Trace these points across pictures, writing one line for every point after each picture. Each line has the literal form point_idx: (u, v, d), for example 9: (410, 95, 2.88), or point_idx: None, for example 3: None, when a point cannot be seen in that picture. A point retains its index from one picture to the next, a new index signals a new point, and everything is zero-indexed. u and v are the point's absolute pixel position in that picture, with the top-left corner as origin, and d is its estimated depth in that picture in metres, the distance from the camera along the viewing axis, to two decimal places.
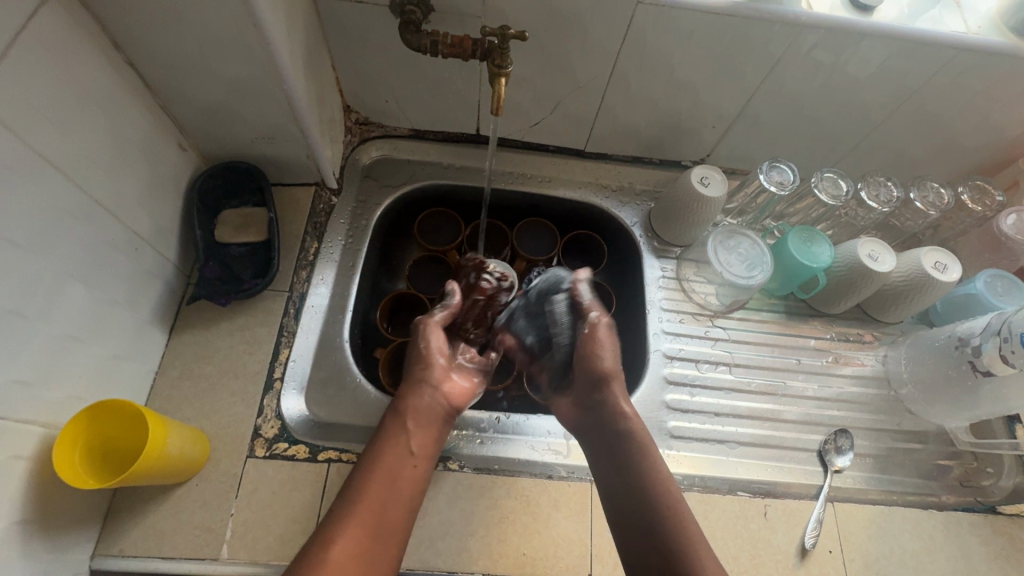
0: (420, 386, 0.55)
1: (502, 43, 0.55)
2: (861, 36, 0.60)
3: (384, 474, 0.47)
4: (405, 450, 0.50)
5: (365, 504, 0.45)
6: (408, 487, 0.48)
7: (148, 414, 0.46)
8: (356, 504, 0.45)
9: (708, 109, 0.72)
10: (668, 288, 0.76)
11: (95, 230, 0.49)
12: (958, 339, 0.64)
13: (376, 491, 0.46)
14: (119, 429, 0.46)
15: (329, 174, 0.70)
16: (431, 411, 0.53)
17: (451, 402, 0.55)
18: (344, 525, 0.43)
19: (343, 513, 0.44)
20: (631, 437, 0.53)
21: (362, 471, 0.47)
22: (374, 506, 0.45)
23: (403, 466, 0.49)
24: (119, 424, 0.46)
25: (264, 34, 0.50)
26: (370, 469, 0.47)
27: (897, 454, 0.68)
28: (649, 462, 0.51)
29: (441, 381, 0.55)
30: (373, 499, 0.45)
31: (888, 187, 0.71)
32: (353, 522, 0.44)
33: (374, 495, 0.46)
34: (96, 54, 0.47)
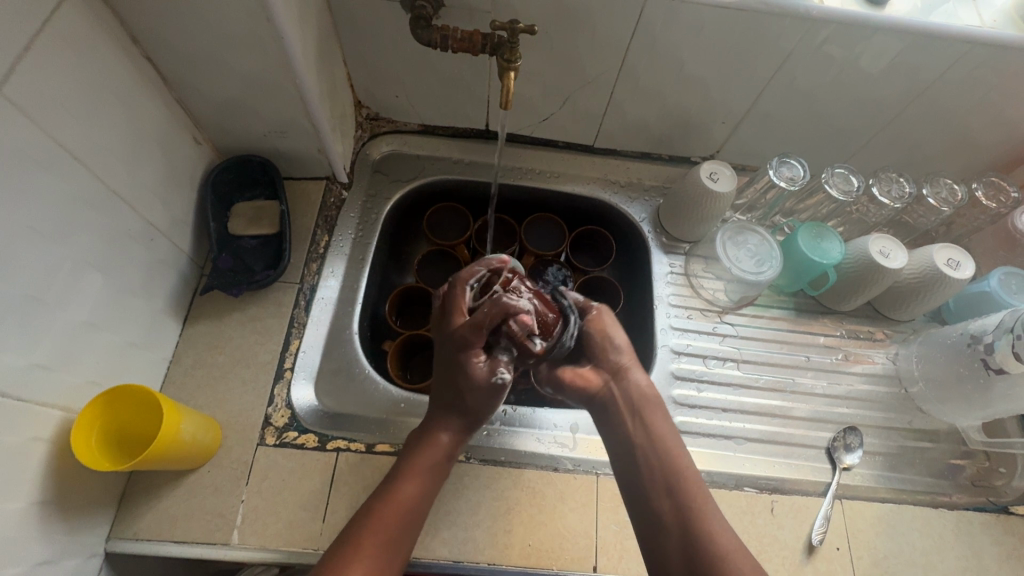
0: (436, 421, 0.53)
1: (512, 37, 0.56)
2: (873, 30, 0.59)
3: (390, 506, 0.47)
4: (412, 480, 0.49)
5: (378, 537, 0.46)
6: (411, 527, 0.48)
7: (162, 397, 0.47)
8: (370, 532, 0.46)
9: (719, 104, 0.72)
10: (677, 283, 0.76)
11: (113, 220, 0.50)
12: (970, 336, 0.64)
13: (390, 523, 0.47)
14: (135, 414, 0.47)
15: (339, 168, 0.71)
16: (439, 441, 0.52)
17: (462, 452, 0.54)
18: (355, 550, 0.45)
19: (357, 539, 0.45)
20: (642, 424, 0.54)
21: (377, 501, 0.48)
22: (386, 542, 0.46)
23: (412, 507, 0.48)
24: (136, 408, 0.47)
25: (277, 29, 0.50)
26: (384, 504, 0.47)
27: (908, 452, 0.67)
28: (674, 461, 0.52)
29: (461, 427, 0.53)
30: (384, 531, 0.46)
31: (900, 183, 0.70)
32: (365, 551, 0.45)
33: (385, 527, 0.46)
34: (115, 48, 0.48)
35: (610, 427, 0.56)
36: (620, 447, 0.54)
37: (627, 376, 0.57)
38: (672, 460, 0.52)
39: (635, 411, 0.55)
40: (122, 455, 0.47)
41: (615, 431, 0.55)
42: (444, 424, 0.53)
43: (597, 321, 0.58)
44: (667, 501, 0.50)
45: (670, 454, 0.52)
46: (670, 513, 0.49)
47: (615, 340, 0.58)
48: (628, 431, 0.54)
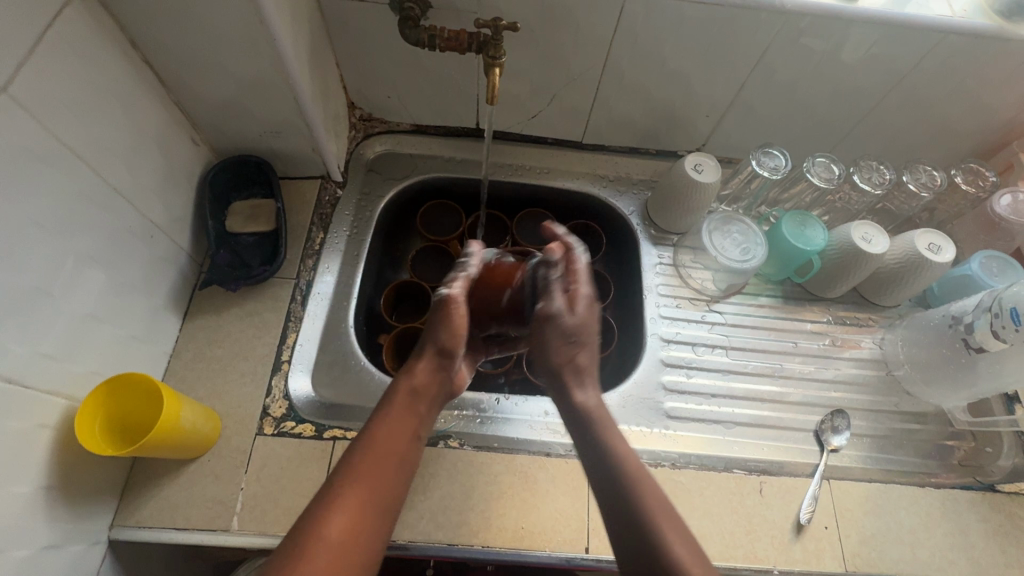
0: (415, 363, 0.53)
1: (496, 35, 0.57)
2: (847, 22, 0.61)
3: (379, 451, 0.47)
4: (405, 429, 0.49)
5: (362, 482, 0.44)
6: (400, 465, 0.47)
7: (163, 385, 0.48)
8: (351, 477, 0.44)
9: (702, 98, 0.74)
10: (665, 274, 0.77)
11: (114, 217, 0.52)
12: (952, 317, 0.65)
13: (372, 468, 0.45)
14: (136, 402, 0.49)
15: (334, 167, 0.73)
16: (423, 396, 0.52)
17: (444, 388, 0.54)
18: (343, 496, 0.43)
19: (338, 487, 0.44)
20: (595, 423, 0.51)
21: (357, 447, 0.47)
22: (371, 484, 0.45)
23: (393, 445, 0.48)
24: (137, 396, 0.49)
25: (271, 31, 0.53)
26: (369, 443, 0.47)
27: (896, 434, 0.68)
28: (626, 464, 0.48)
29: (439, 367, 0.53)
30: (370, 470, 0.45)
31: (880, 171, 0.72)
32: (348, 497, 0.43)
33: (369, 471, 0.45)
34: (115, 51, 0.50)
35: (572, 425, 0.52)
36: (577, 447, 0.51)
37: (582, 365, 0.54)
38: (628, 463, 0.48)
39: (584, 418, 0.51)
40: (123, 442, 0.48)
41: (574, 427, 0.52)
42: (425, 365, 0.53)
43: (567, 302, 0.52)
44: (617, 503, 0.46)
45: (622, 455, 0.48)
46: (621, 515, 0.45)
47: (570, 324, 0.52)
48: (587, 432, 0.51)
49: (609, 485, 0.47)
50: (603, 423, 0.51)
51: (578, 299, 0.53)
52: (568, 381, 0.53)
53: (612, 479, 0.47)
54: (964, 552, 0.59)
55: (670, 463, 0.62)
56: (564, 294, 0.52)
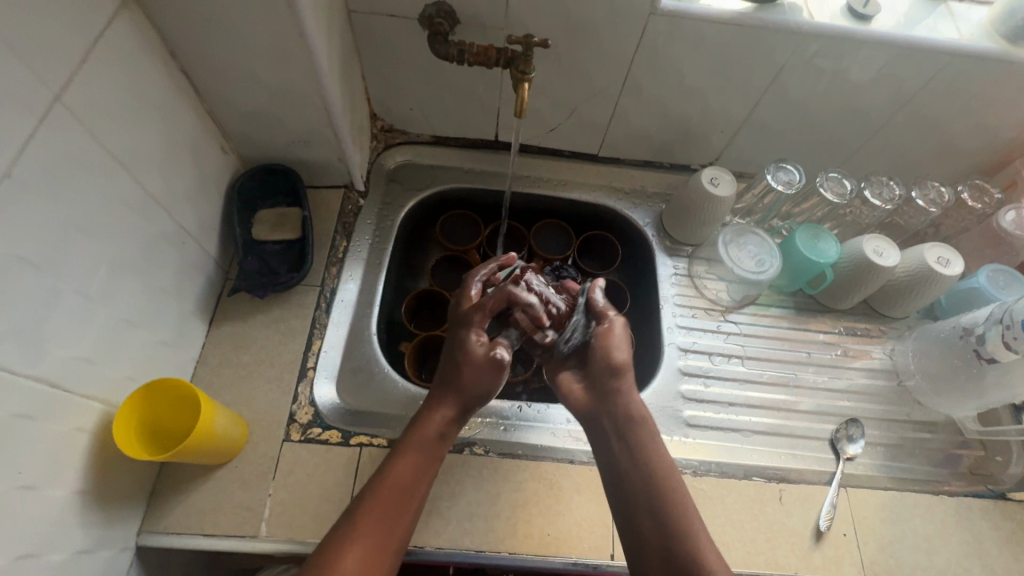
0: (438, 407, 0.54)
1: (527, 51, 0.60)
2: (860, 44, 0.64)
3: (393, 487, 0.49)
4: (421, 467, 0.51)
5: (376, 522, 0.47)
6: (412, 502, 0.49)
7: (200, 392, 0.48)
8: (366, 513, 0.47)
9: (717, 114, 0.76)
10: (681, 284, 0.79)
11: (150, 224, 0.53)
12: (962, 329, 0.67)
13: (387, 505, 0.48)
14: (173, 408, 0.49)
15: (358, 177, 0.74)
16: (438, 433, 0.53)
17: (457, 432, 0.55)
18: (359, 533, 0.46)
19: (354, 523, 0.47)
20: (635, 437, 0.54)
21: (374, 482, 0.49)
22: (384, 524, 0.47)
23: (411, 485, 0.50)
24: (174, 403, 0.49)
25: (308, 44, 0.54)
26: (383, 479, 0.49)
27: (909, 443, 0.70)
28: (660, 486, 0.51)
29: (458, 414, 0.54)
30: (382, 510, 0.47)
31: (890, 186, 0.74)
32: (363, 533, 0.46)
33: (383, 510, 0.48)
34: (156, 61, 0.51)
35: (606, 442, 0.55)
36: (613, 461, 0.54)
37: (620, 395, 0.56)
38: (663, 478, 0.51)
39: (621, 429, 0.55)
40: (159, 447, 0.48)
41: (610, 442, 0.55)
42: (448, 404, 0.54)
43: (604, 335, 0.59)
44: (652, 515, 0.50)
45: (658, 471, 0.52)
46: (658, 528, 0.49)
47: (615, 357, 0.57)
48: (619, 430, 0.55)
49: (647, 500, 0.51)
50: (640, 438, 0.54)
51: (617, 334, 0.59)
52: (608, 401, 0.56)
53: (648, 494, 0.51)
54: (979, 559, 0.60)
55: (691, 471, 0.63)
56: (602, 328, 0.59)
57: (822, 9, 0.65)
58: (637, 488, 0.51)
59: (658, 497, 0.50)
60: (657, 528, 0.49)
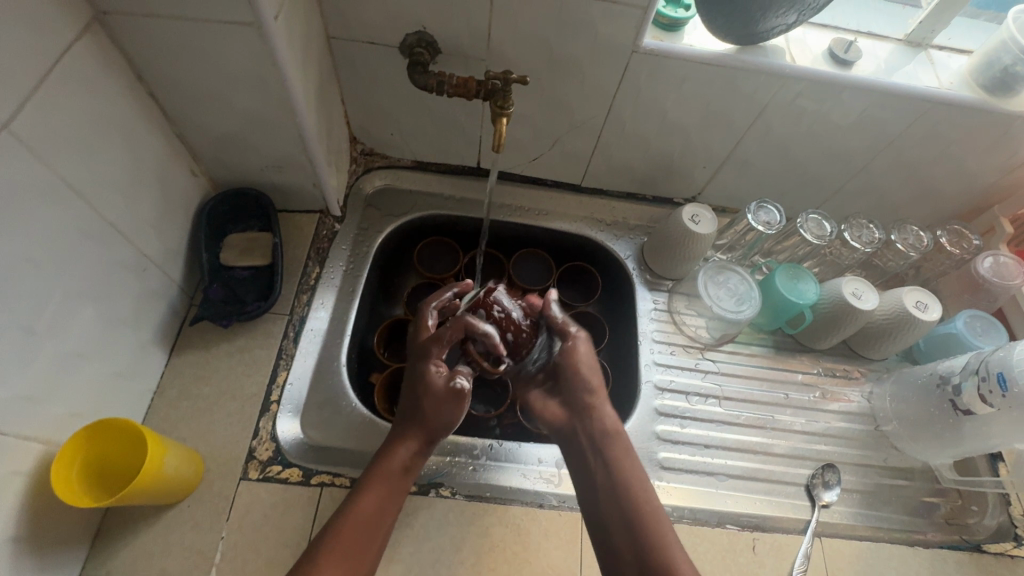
0: (398, 446, 0.51)
1: (506, 86, 0.59)
2: (841, 88, 0.64)
3: (355, 526, 0.47)
4: (387, 507, 0.49)
5: (338, 558, 0.45)
6: (375, 540, 0.48)
7: (146, 429, 0.46)
8: (330, 547, 0.45)
9: (700, 150, 0.75)
10: (660, 320, 0.78)
11: (109, 252, 0.51)
12: (939, 376, 0.66)
13: (347, 547, 0.46)
14: (115, 446, 0.46)
15: (333, 202, 0.73)
16: (407, 474, 0.51)
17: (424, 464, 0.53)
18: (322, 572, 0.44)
19: (319, 557, 0.45)
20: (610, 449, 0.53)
21: (338, 520, 0.47)
22: (346, 562, 0.46)
23: (375, 521, 0.48)
24: (117, 441, 0.46)
25: (281, 73, 0.53)
26: (346, 518, 0.47)
27: (884, 490, 0.69)
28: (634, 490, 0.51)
29: (422, 444, 0.52)
30: (343, 549, 0.46)
31: (870, 229, 0.74)
32: (326, 566, 0.45)
33: (347, 549, 0.46)
34: (121, 85, 0.50)
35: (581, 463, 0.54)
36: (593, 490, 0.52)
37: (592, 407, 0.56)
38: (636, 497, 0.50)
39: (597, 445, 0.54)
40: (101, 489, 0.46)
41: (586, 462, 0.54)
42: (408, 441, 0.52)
43: (569, 353, 0.59)
44: (628, 529, 0.49)
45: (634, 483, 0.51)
46: (632, 541, 0.48)
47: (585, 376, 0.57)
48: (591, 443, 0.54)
49: (619, 514, 0.50)
50: (616, 457, 0.53)
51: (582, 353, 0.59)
52: (582, 416, 0.56)
53: (620, 507, 0.50)
54: None
55: None
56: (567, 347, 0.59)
57: (803, 53, 0.65)
58: (611, 504, 0.50)
59: (631, 499, 0.50)
60: (630, 542, 0.48)
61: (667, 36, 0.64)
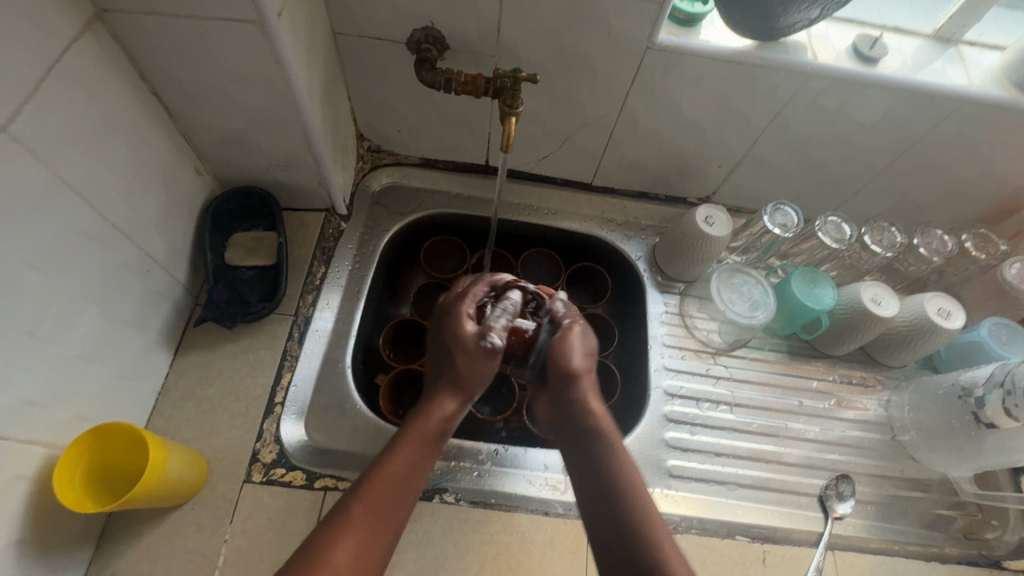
0: (440, 395, 0.51)
1: (515, 84, 0.57)
2: (865, 86, 0.61)
3: (394, 478, 0.45)
4: (422, 461, 0.47)
5: (373, 514, 0.43)
6: (410, 500, 0.45)
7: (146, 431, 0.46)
8: (361, 505, 0.43)
9: (714, 149, 0.73)
10: (671, 323, 0.76)
11: (112, 254, 0.50)
12: (962, 388, 0.64)
13: (382, 503, 0.43)
14: (117, 451, 0.46)
15: (339, 201, 0.72)
16: (445, 428, 0.50)
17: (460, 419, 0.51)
18: (354, 525, 0.42)
19: (348, 514, 0.42)
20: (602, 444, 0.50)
21: (371, 475, 0.45)
22: (379, 518, 0.43)
23: (411, 475, 0.46)
24: (119, 446, 0.46)
25: (285, 70, 0.51)
26: (383, 469, 0.45)
27: (900, 502, 0.67)
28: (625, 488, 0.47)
29: (461, 398, 0.51)
30: (377, 503, 0.43)
31: (891, 233, 0.71)
32: (356, 524, 0.42)
33: (381, 502, 0.43)
34: (123, 84, 0.49)
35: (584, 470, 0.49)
36: (604, 491, 0.47)
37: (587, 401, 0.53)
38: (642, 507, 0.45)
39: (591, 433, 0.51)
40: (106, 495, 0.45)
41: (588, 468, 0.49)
42: (450, 398, 0.51)
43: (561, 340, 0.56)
44: (615, 528, 0.45)
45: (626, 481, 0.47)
46: (621, 541, 0.44)
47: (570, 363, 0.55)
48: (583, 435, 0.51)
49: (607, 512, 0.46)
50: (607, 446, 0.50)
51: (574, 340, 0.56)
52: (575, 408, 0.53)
53: (608, 504, 0.46)
54: None
55: (671, 527, 0.60)
56: (558, 334, 0.57)
57: (826, 50, 0.62)
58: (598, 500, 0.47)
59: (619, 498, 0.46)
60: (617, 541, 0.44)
61: (683, 32, 0.61)
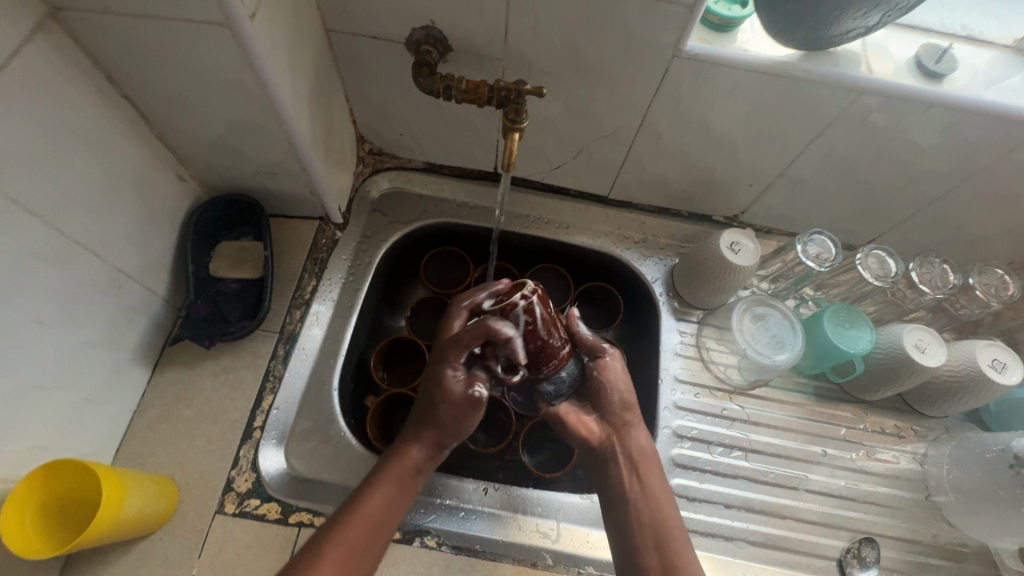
0: (416, 437, 0.49)
1: (518, 97, 0.51)
2: (926, 106, 0.53)
3: (365, 524, 0.44)
4: (397, 502, 0.47)
5: (340, 557, 0.43)
6: (379, 542, 0.45)
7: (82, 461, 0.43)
8: (351, 519, 0.44)
9: (745, 167, 0.66)
10: (686, 355, 0.70)
11: (75, 272, 0.47)
12: (1015, 455, 0.56)
13: (350, 545, 0.43)
14: (62, 487, 0.43)
15: (333, 209, 0.67)
16: (426, 468, 0.49)
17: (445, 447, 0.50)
18: (319, 569, 0.41)
19: (338, 530, 0.44)
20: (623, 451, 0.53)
21: (342, 518, 0.44)
22: (347, 561, 0.43)
23: (381, 519, 0.45)
24: (65, 484, 0.43)
25: (263, 76, 0.46)
26: (354, 515, 0.45)
27: (929, 572, 0.60)
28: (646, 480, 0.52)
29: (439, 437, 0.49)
30: (345, 549, 0.43)
31: (942, 270, 0.64)
32: (345, 536, 0.43)
33: (348, 548, 0.43)
34: (87, 89, 0.45)
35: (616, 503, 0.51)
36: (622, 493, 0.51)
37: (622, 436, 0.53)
38: (673, 549, 0.48)
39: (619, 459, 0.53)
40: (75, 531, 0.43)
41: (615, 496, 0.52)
42: (423, 437, 0.49)
43: (604, 373, 0.54)
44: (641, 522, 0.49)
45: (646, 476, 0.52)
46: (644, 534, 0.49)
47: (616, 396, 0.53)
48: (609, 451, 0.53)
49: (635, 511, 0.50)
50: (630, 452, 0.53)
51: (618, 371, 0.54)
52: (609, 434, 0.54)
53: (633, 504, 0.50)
54: None
55: None
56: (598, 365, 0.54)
57: (883, 62, 0.54)
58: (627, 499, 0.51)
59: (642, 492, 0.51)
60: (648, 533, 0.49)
61: (716, 37, 0.54)
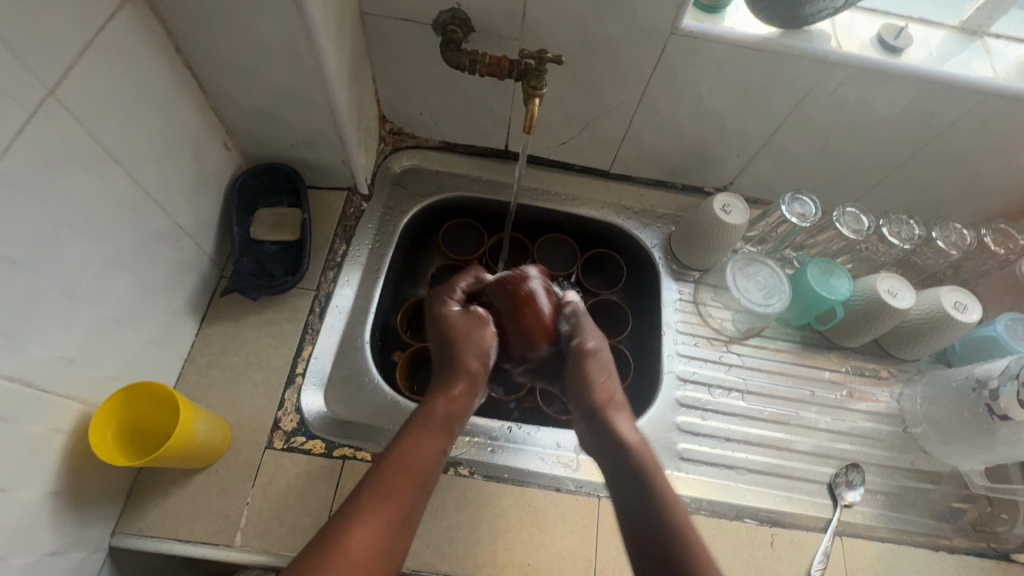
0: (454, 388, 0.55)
1: (540, 65, 0.58)
2: (889, 76, 0.61)
3: (409, 466, 0.47)
4: (434, 448, 0.50)
5: (390, 497, 0.44)
6: (423, 487, 0.47)
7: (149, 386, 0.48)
8: (379, 497, 0.44)
9: (733, 138, 0.73)
10: (685, 311, 0.77)
11: (144, 222, 0.52)
12: (976, 380, 0.64)
13: (399, 485, 0.45)
14: (137, 411, 0.48)
15: (361, 180, 0.73)
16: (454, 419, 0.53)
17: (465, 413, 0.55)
18: (371, 508, 0.43)
19: (385, 471, 0.46)
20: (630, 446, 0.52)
21: (389, 458, 0.47)
22: (396, 501, 0.44)
23: (425, 461, 0.48)
24: (138, 407, 0.48)
25: (315, 47, 0.52)
26: (399, 457, 0.47)
27: (909, 493, 0.67)
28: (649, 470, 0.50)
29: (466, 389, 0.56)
30: (395, 490, 0.45)
31: (910, 226, 0.71)
32: (377, 515, 0.43)
33: (397, 487, 0.45)
34: (160, 57, 0.50)
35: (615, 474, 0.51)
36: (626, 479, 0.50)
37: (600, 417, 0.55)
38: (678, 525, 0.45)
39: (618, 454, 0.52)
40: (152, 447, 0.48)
41: (614, 458, 0.52)
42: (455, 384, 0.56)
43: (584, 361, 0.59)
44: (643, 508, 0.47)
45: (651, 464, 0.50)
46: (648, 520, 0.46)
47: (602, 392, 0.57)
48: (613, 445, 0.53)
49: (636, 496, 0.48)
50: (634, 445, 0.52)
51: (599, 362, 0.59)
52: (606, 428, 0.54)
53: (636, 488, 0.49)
54: None
55: None
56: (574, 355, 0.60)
57: (851, 39, 0.62)
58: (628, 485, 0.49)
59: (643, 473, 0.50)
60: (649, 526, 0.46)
61: (708, 18, 0.62)
